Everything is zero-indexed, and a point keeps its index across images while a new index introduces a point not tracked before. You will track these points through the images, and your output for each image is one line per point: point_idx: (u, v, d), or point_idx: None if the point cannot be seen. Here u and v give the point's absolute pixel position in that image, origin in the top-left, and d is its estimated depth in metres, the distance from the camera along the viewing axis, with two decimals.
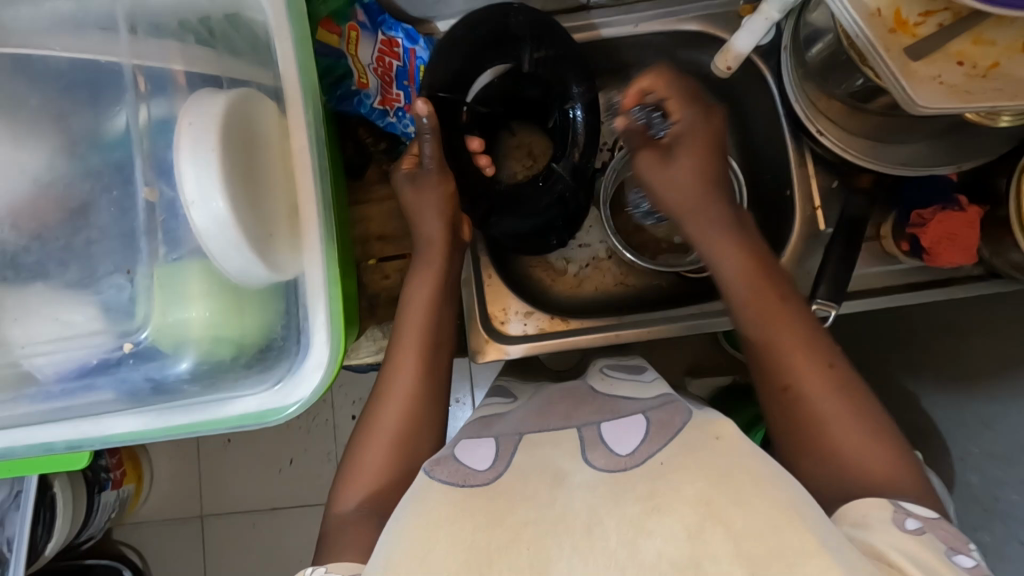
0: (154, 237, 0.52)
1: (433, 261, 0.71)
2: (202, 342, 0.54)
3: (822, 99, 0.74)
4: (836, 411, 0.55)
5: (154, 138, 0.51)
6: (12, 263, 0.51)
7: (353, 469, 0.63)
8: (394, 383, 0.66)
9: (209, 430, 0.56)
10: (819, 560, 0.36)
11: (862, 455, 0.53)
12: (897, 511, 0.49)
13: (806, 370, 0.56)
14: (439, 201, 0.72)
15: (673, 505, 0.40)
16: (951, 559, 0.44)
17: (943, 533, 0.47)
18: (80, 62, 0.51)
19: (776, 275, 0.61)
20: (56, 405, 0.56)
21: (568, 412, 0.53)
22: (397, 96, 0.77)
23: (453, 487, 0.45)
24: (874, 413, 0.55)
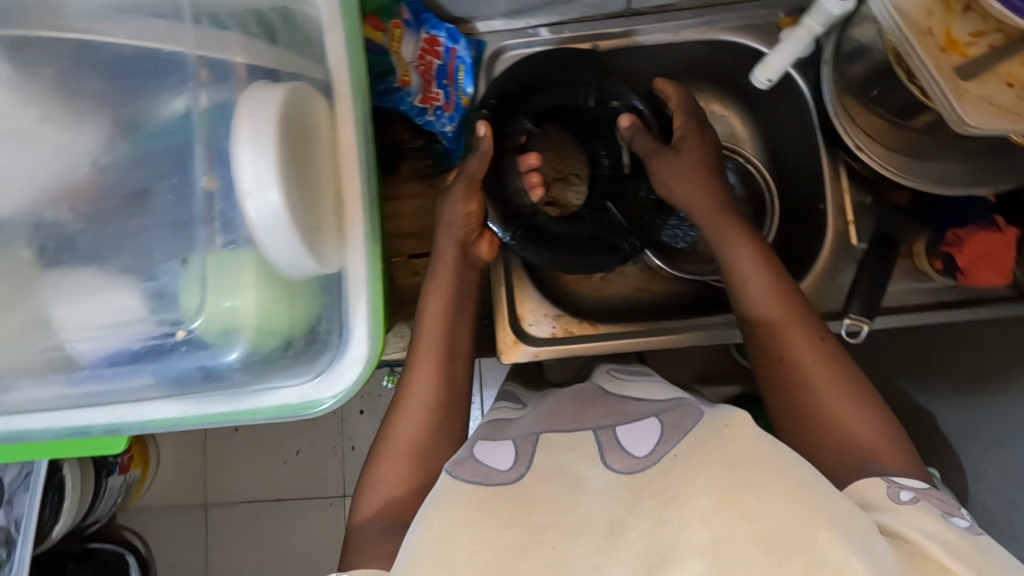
0: (211, 225, 0.51)
1: (448, 279, 0.72)
2: (252, 332, 0.54)
3: (862, 114, 0.74)
4: (829, 388, 0.57)
5: (213, 125, 0.51)
6: (67, 245, 0.51)
7: (373, 479, 0.64)
8: (412, 396, 0.68)
9: (246, 419, 0.56)
10: (829, 542, 0.37)
11: (852, 425, 0.55)
12: (889, 486, 0.50)
13: (801, 348, 0.59)
14: (464, 213, 0.74)
15: (689, 496, 0.40)
16: (949, 522, 0.46)
17: (936, 500, 0.49)
18: (143, 50, 0.50)
19: (762, 257, 0.64)
20: (96, 389, 0.55)
21: (578, 414, 0.54)
22: (436, 95, 0.77)
23: (477, 485, 0.46)
24: (864, 388, 0.57)
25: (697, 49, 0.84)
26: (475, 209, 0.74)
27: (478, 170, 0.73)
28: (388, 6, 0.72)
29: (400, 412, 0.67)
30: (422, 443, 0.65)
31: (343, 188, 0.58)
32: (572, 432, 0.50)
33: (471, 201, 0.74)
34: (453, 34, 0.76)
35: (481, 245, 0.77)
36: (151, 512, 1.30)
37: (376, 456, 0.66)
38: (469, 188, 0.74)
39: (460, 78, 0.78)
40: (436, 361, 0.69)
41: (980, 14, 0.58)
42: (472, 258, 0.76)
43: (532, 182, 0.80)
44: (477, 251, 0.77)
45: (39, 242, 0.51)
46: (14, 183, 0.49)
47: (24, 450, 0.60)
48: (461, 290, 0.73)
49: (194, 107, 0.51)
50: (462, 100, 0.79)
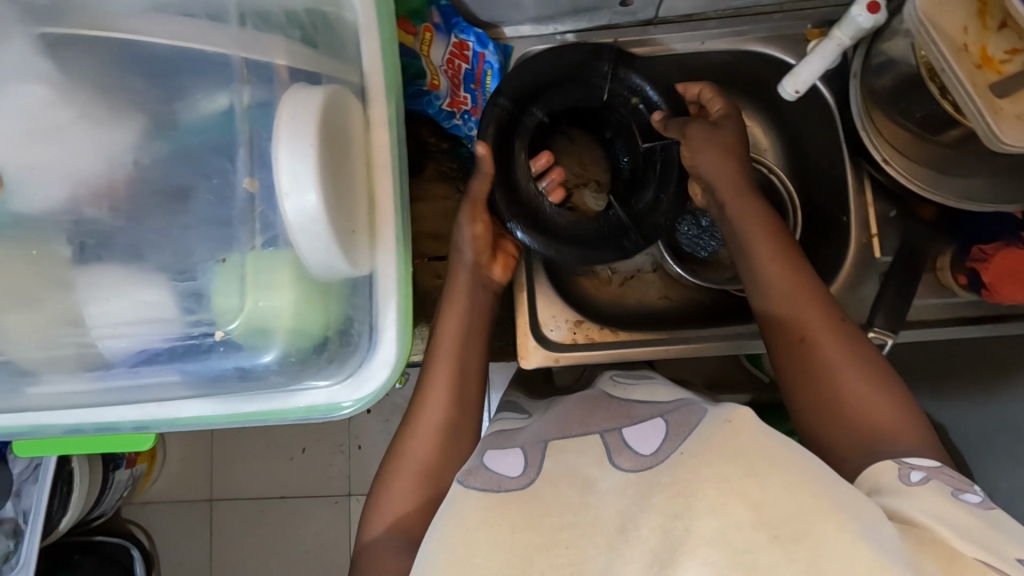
0: (252, 226, 0.52)
1: (462, 299, 0.73)
2: (288, 334, 0.54)
3: (888, 126, 0.74)
4: (846, 369, 0.57)
5: (256, 123, 0.52)
6: (105, 242, 0.52)
7: (384, 495, 0.64)
8: (425, 414, 0.68)
9: (275, 420, 0.55)
10: (836, 525, 0.37)
11: (871, 406, 0.55)
12: (901, 469, 0.49)
13: (819, 329, 0.59)
14: (472, 235, 0.73)
15: (695, 487, 0.39)
16: (959, 499, 0.44)
17: (948, 478, 0.47)
18: (185, 51, 0.51)
19: (779, 238, 0.65)
20: (126, 385, 0.55)
21: (585, 419, 0.54)
22: (465, 100, 0.78)
23: (490, 493, 0.45)
24: (884, 370, 0.57)
25: (723, 59, 0.84)
26: (482, 231, 0.73)
27: (481, 192, 0.70)
28: (419, 9, 0.72)
29: (413, 429, 0.67)
30: (433, 461, 0.65)
31: (375, 191, 0.58)
32: (580, 436, 0.50)
33: (477, 225, 0.72)
34: (482, 38, 0.75)
35: (493, 266, 0.76)
36: (158, 505, 1.30)
37: (386, 472, 0.66)
38: (473, 210, 0.72)
39: (488, 83, 0.78)
40: (449, 379, 0.69)
41: (1018, 31, 0.58)
42: (487, 279, 0.75)
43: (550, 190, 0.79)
44: (492, 276, 0.75)
45: (79, 239, 0.51)
46: (48, 179, 0.50)
47: (51, 446, 0.61)
48: (477, 311, 0.73)
49: (237, 106, 0.52)
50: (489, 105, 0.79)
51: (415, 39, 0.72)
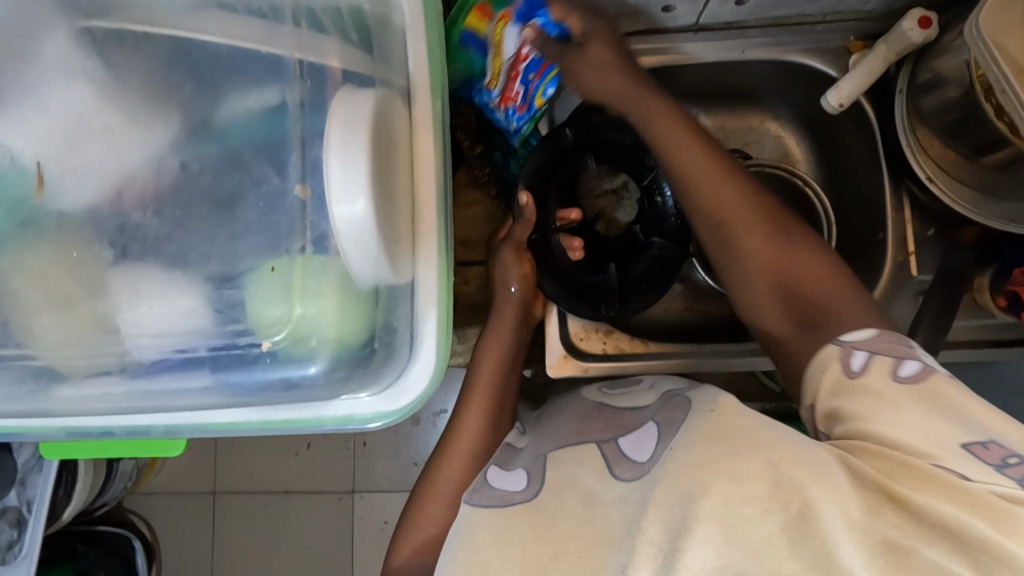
0: (302, 235, 0.50)
1: (503, 334, 0.75)
2: (331, 343, 0.53)
3: (935, 146, 0.73)
4: (786, 262, 0.56)
5: (309, 124, 0.50)
6: (151, 248, 0.51)
7: (416, 517, 0.64)
8: (459, 442, 0.68)
9: (312, 428, 0.54)
10: (815, 485, 0.40)
11: (810, 283, 0.55)
12: (843, 352, 0.47)
13: (747, 227, 0.58)
14: (518, 274, 0.74)
15: (681, 474, 0.43)
16: (899, 379, 0.43)
17: (886, 346, 0.45)
18: (238, 50, 0.50)
19: (701, 141, 0.61)
20: (161, 389, 0.53)
21: (579, 429, 0.56)
22: (514, 96, 0.68)
23: (496, 509, 0.51)
24: (808, 241, 0.57)
25: (765, 69, 0.81)
26: (528, 269, 0.74)
27: (523, 234, 0.73)
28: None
29: (446, 455, 0.68)
30: (466, 487, 0.65)
31: (419, 195, 0.56)
32: (575, 446, 0.54)
33: (524, 262, 0.74)
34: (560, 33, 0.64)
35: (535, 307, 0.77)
36: (163, 497, 1.29)
37: (418, 499, 0.66)
38: (517, 252, 0.73)
39: (547, 80, 0.67)
40: (485, 409, 0.70)
41: None
42: (529, 317, 0.76)
43: (573, 244, 0.74)
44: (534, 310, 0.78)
45: (121, 243, 0.50)
46: (89, 178, 0.49)
47: (75, 447, 0.59)
48: (517, 348, 0.75)
49: (288, 104, 0.50)
50: (536, 102, 0.69)
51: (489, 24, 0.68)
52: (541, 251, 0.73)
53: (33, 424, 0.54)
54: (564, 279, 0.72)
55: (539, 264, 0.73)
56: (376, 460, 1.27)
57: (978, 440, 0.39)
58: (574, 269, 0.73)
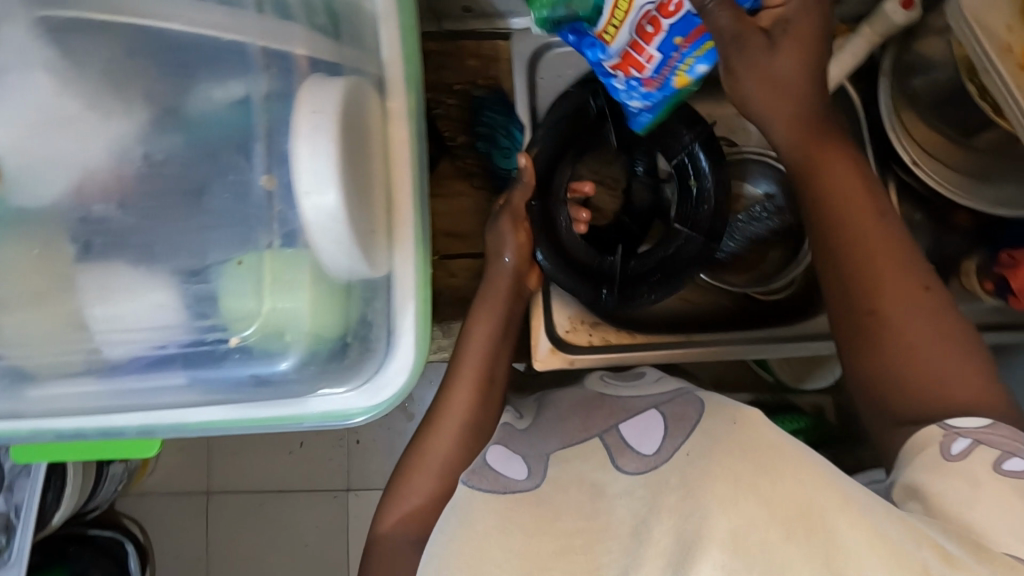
0: (270, 228, 0.50)
1: (496, 307, 0.70)
2: (307, 338, 0.52)
3: (919, 129, 0.71)
4: (936, 354, 0.50)
5: (276, 114, 0.49)
6: (115, 241, 0.49)
7: (401, 490, 0.64)
8: (447, 418, 0.66)
9: (291, 427, 0.52)
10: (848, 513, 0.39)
11: (943, 369, 0.49)
12: (946, 435, 0.46)
13: (901, 297, 0.51)
14: (514, 244, 0.70)
15: (706, 486, 0.41)
16: (1001, 470, 0.43)
17: (1003, 439, 0.45)
18: (203, 38, 0.48)
19: (862, 186, 0.54)
20: (135, 387, 0.52)
21: (584, 422, 0.53)
22: (644, 64, 0.53)
23: (495, 496, 0.48)
24: (950, 323, 0.51)
25: None
26: (525, 240, 0.70)
27: (521, 203, 0.68)
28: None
29: (433, 426, 0.66)
30: (453, 463, 0.64)
31: (394, 187, 0.55)
32: (578, 444, 0.51)
33: (520, 233, 0.70)
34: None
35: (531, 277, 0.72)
36: (156, 497, 1.28)
37: (404, 469, 0.65)
38: (514, 221, 0.69)
39: (699, 53, 0.52)
40: (474, 384, 0.67)
41: None
42: (523, 290, 0.71)
43: (579, 216, 0.71)
44: (528, 285, 0.72)
45: (85, 237, 0.49)
46: (57, 171, 0.48)
47: (53, 447, 0.57)
48: (509, 322, 0.70)
49: (255, 94, 0.49)
50: (675, 78, 0.54)
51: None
52: (544, 221, 0.67)
53: (1, 426, 0.52)
54: (564, 255, 0.67)
55: (538, 230, 0.67)
56: (370, 457, 1.26)
57: None
58: (581, 248, 0.68)
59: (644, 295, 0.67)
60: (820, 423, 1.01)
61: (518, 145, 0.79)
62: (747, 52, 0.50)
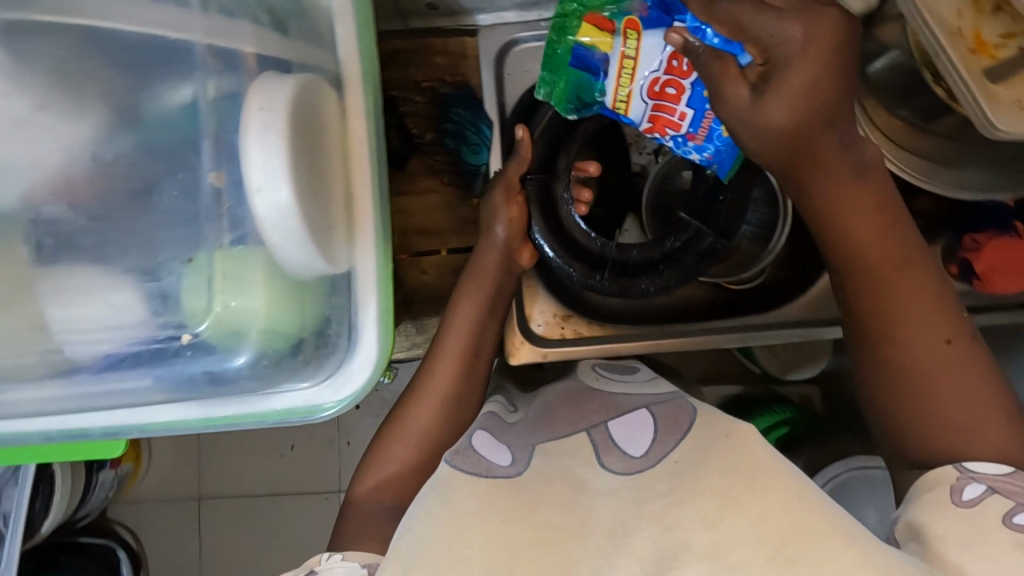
0: (219, 224, 0.50)
1: (484, 282, 0.68)
2: (261, 334, 0.52)
3: (881, 116, 0.70)
4: (952, 399, 0.50)
5: (224, 114, 0.49)
6: (68, 243, 0.49)
7: (377, 460, 0.65)
8: (431, 389, 0.66)
9: (254, 423, 0.54)
10: (836, 543, 0.39)
11: (959, 413, 0.50)
12: (959, 479, 0.47)
13: (917, 345, 0.51)
14: (507, 217, 0.68)
15: (693, 496, 0.43)
16: (1010, 524, 0.43)
17: (1016, 490, 0.45)
18: (150, 37, 0.48)
19: (891, 230, 0.51)
20: (91, 390, 0.53)
21: (571, 415, 0.52)
22: (678, 121, 0.59)
23: (478, 478, 0.47)
24: (973, 370, 0.51)
25: None
26: (517, 214, 0.68)
27: (516, 175, 0.68)
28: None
29: (417, 394, 0.67)
30: (433, 431, 0.65)
31: (352, 184, 0.55)
32: (565, 437, 0.50)
33: (513, 207, 0.68)
34: (720, 45, 0.48)
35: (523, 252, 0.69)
36: (147, 505, 1.27)
37: (385, 433, 0.66)
38: (507, 193, 0.68)
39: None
40: (458, 358, 0.67)
41: (1011, 15, 0.56)
42: (513, 266, 0.69)
43: (581, 196, 0.69)
44: (520, 262, 0.69)
45: (36, 239, 0.49)
46: (16, 173, 0.48)
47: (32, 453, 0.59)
48: (497, 298, 0.68)
49: (204, 92, 0.50)
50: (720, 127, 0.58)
51: (616, 40, 0.58)
52: (541, 197, 0.68)
53: None
54: (564, 234, 0.67)
55: (533, 203, 0.67)
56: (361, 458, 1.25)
57: None
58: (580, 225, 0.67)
59: (646, 288, 0.66)
60: (805, 412, 1.00)
61: (486, 140, 0.79)
62: (728, 93, 0.47)
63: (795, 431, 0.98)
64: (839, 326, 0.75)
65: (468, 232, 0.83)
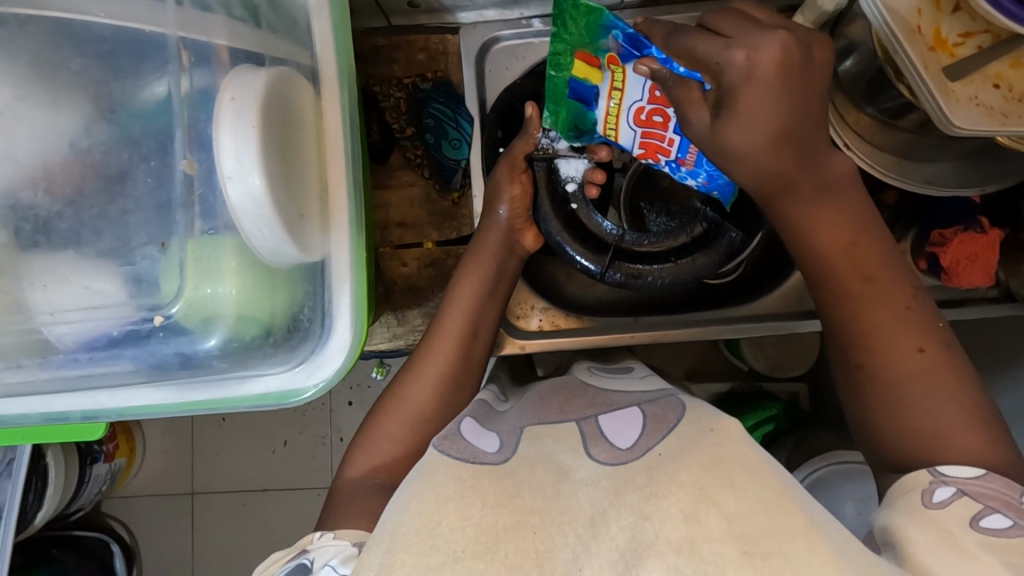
0: (190, 210, 0.51)
1: (484, 260, 0.71)
2: (233, 320, 0.54)
3: (851, 111, 0.70)
4: (931, 412, 0.48)
5: (194, 108, 0.51)
6: (44, 228, 0.51)
7: (369, 441, 0.64)
8: (426, 368, 0.67)
9: (227, 407, 0.57)
10: (805, 541, 0.36)
11: (939, 427, 0.47)
12: (935, 481, 0.44)
13: (896, 353, 0.49)
14: (509, 197, 0.71)
15: (670, 490, 0.39)
16: (977, 526, 0.41)
17: (990, 495, 0.43)
18: (124, 31, 0.50)
19: (865, 235, 0.51)
20: (70, 374, 0.55)
21: (562, 406, 0.50)
22: (667, 146, 0.59)
23: (464, 464, 0.44)
24: (955, 388, 0.48)
25: None
26: (520, 192, 0.70)
27: (522, 152, 0.70)
28: (604, 24, 0.56)
29: (412, 375, 0.67)
30: (425, 411, 0.65)
31: (327, 173, 0.57)
32: (554, 423, 0.48)
33: (515, 184, 0.70)
34: (686, 73, 0.51)
35: (527, 233, 0.73)
36: (141, 500, 1.27)
37: (378, 416, 0.66)
38: (512, 169, 0.70)
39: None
40: (457, 336, 0.68)
41: (969, 14, 0.57)
42: (515, 246, 0.72)
43: (593, 177, 0.69)
44: (523, 243, 0.73)
45: (15, 224, 0.50)
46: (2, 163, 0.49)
47: (36, 433, 0.64)
48: (497, 278, 0.70)
49: (177, 85, 0.51)
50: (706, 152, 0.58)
51: (606, 72, 0.59)
52: (547, 176, 0.70)
53: None
54: (571, 218, 0.69)
55: (543, 185, 0.70)
56: None
57: None
58: (576, 210, 0.70)
59: (652, 273, 0.67)
60: (793, 407, 0.99)
61: (466, 135, 0.81)
62: (693, 118, 0.50)
63: (780, 427, 0.95)
64: (814, 320, 0.75)
65: (446, 225, 0.84)
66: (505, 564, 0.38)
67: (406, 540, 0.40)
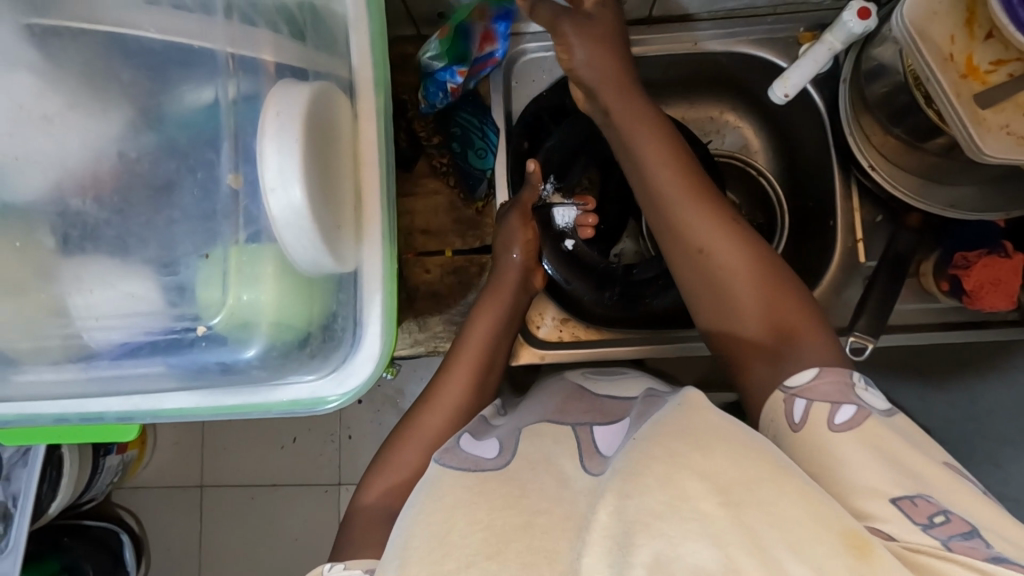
0: (235, 221, 0.52)
1: (501, 297, 0.71)
2: (269, 330, 0.55)
3: (877, 133, 0.71)
4: (757, 293, 0.56)
5: (242, 117, 0.52)
6: (92, 235, 0.52)
7: (391, 459, 0.65)
8: (444, 395, 0.68)
9: (259, 413, 0.58)
10: (784, 489, 0.37)
11: (772, 313, 0.55)
12: (788, 398, 0.50)
13: (715, 240, 0.58)
14: (522, 241, 0.72)
15: (645, 465, 0.38)
16: (836, 427, 0.45)
17: (829, 387, 0.48)
18: (174, 44, 0.52)
19: (669, 142, 0.62)
20: (110, 376, 0.56)
21: (562, 407, 0.54)
22: (460, 84, 0.75)
23: (467, 472, 0.46)
24: (777, 272, 0.57)
25: (716, 61, 0.79)
26: (532, 237, 0.72)
27: (530, 201, 0.74)
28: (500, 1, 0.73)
29: (430, 403, 0.68)
30: (442, 438, 0.66)
31: (361, 182, 0.58)
32: (554, 423, 0.51)
33: (528, 230, 0.73)
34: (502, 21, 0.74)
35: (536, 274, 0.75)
36: (153, 492, 1.28)
37: (395, 439, 0.67)
38: (523, 219, 0.73)
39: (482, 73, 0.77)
40: (473, 367, 0.69)
41: (1003, 42, 0.57)
42: (528, 285, 0.74)
43: (586, 220, 0.77)
44: (533, 284, 0.75)
45: (63, 231, 0.52)
46: (49, 168, 0.51)
47: (68, 432, 0.65)
48: (513, 311, 0.72)
49: (223, 98, 0.52)
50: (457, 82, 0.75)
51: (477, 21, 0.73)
52: (546, 224, 0.76)
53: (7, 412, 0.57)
54: (571, 258, 0.76)
55: (543, 231, 0.75)
56: (362, 453, 1.25)
57: (907, 495, 0.41)
58: (575, 251, 0.76)
59: (647, 295, 0.77)
60: None
61: (493, 145, 0.81)
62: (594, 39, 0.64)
63: None
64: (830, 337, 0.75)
65: (470, 233, 0.85)
66: (517, 561, 0.38)
67: (422, 547, 0.40)
